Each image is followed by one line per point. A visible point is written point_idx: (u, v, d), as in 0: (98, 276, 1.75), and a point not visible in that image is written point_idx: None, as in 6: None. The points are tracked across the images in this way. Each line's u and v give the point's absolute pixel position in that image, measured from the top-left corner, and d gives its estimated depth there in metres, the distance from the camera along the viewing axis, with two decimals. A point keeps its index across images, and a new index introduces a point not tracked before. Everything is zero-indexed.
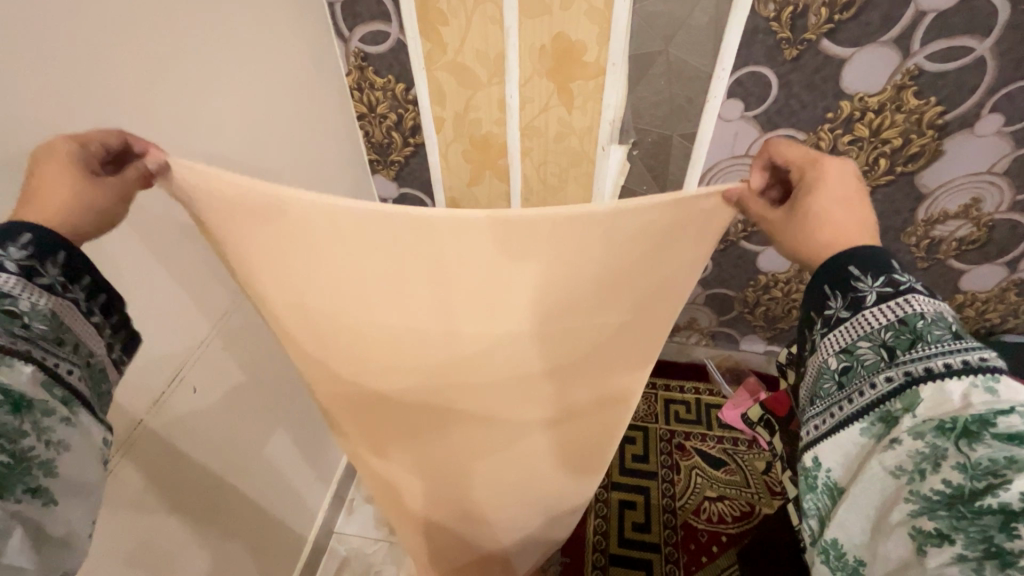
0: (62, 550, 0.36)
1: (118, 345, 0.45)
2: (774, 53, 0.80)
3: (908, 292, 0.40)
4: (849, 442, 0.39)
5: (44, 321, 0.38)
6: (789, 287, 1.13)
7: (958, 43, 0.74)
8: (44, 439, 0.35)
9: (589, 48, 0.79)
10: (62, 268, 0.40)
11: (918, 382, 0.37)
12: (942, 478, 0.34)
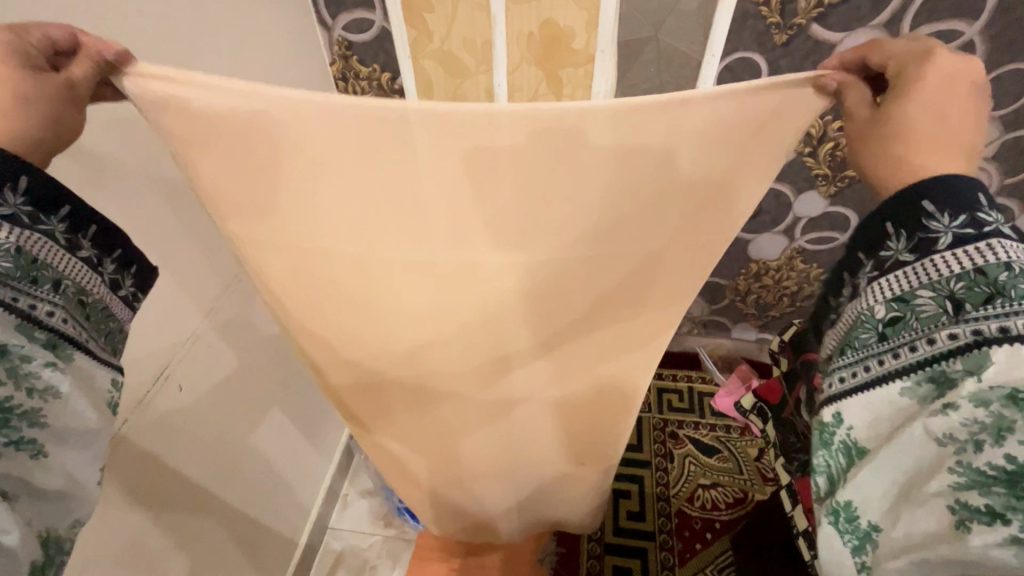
0: (61, 499, 0.35)
1: (117, 276, 0.42)
2: (764, 38, 0.79)
3: (991, 235, 0.35)
4: (886, 401, 0.36)
5: (10, 258, 0.34)
6: (780, 275, 1.13)
7: (948, 26, 0.73)
8: (26, 388, 0.33)
9: (578, 35, 0.78)
10: (27, 196, 0.36)
11: (989, 343, 0.32)
12: (1004, 453, 0.30)
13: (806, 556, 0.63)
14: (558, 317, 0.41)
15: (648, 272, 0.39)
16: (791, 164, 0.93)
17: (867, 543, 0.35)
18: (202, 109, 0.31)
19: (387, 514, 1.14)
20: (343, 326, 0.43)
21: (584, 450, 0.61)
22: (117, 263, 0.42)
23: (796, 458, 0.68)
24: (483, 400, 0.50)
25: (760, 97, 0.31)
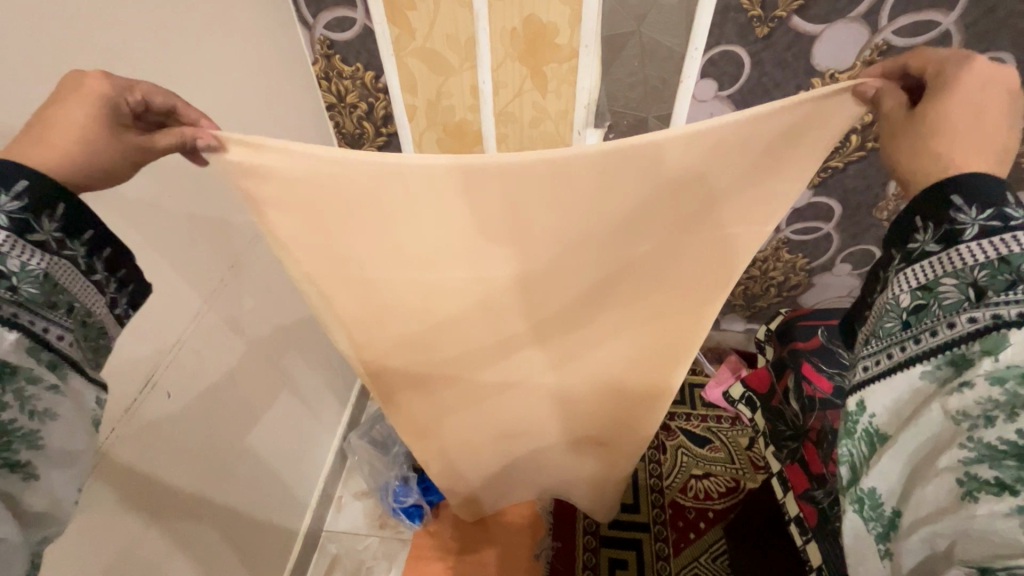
0: (40, 517, 0.35)
1: (121, 297, 0.43)
2: (746, 31, 0.79)
3: (1017, 228, 0.34)
4: (907, 388, 0.37)
5: (36, 284, 0.35)
6: (767, 266, 1.15)
7: (925, 18, 0.74)
8: (28, 410, 0.34)
9: (562, 30, 0.78)
10: (60, 223, 0.37)
11: (1007, 325, 0.33)
12: (1016, 428, 0.31)
13: (795, 541, 0.64)
14: (601, 290, 0.48)
15: (685, 251, 0.45)
16: None
17: (890, 530, 0.37)
18: (278, 165, 0.38)
19: (383, 514, 1.14)
20: (406, 299, 0.48)
21: (623, 421, 0.69)
22: (125, 286, 0.43)
23: (786, 447, 0.69)
24: (530, 366, 0.57)
25: (780, 117, 0.36)
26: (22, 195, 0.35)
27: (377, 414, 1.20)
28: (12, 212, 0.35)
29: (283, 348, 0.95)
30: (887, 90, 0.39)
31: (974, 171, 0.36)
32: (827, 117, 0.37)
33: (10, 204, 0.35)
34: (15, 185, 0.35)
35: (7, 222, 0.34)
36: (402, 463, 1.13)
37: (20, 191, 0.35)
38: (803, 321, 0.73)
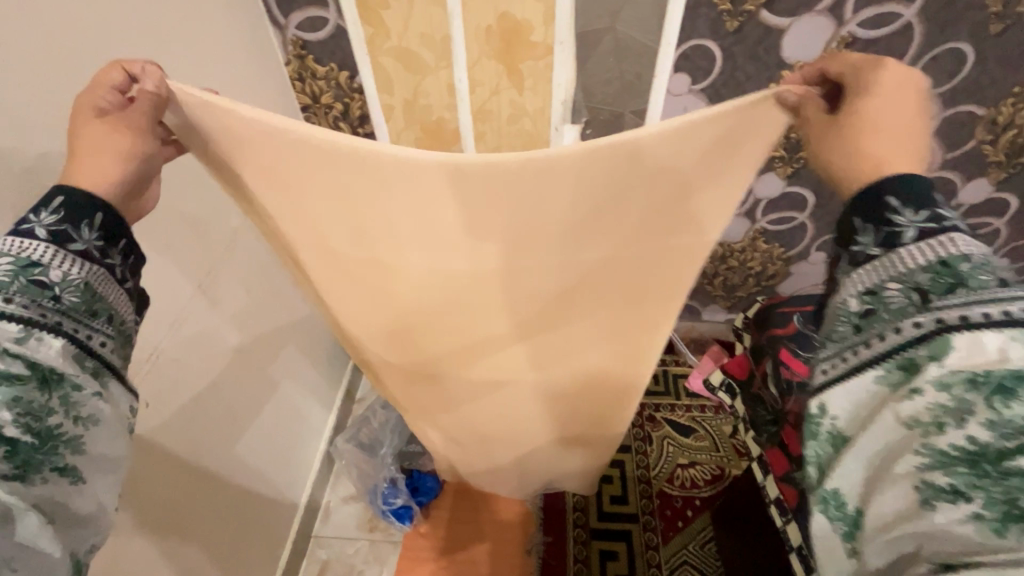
0: (89, 529, 0.35)
1: (143, 307, 0.45)
2: (716, 25, 0.81)
3: (952, 230, 0.35)
4: (863, 390, 0.36)
5: (77, 292, 0.38)
6: (745, 256, 1.17)
7: (889, 10, 0.77)
8: (73, 415, 0.36)
9: (536, 27, 0.78)
10: (98, 232, 0.41)
11: (950, 329, 0.32)
12: (966, 434, 0.30)
13: (776, 522, 0.66)
14: (569, 288, 0.48)
15: (651, 252, 0.45)
16: None
17: (856, 530, 0.35)
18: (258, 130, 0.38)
19: (373, 518, 1.13)
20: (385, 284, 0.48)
21: (600, 414, 0.70)
22: (140, 294, 0.45)
23: (766, 431, 0.71)
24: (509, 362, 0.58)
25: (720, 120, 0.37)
26: (59, 209, 0.40)
27: (362, 417, 1.18)
28: (52, 226, 0.39)
29: (266, 353, 0.93)
30: (810, 97, 0.41)
31: (908, 172, 0.38)
32: (760, 121, 0.38)
33: (49, 220, 0.39)
34: (53, 202, 0.40)
35: (47, 236, 0.38)
36: (389, 465, 1.12)
37: (58, 207, 0.40)
38: (780, 308, 0.75)
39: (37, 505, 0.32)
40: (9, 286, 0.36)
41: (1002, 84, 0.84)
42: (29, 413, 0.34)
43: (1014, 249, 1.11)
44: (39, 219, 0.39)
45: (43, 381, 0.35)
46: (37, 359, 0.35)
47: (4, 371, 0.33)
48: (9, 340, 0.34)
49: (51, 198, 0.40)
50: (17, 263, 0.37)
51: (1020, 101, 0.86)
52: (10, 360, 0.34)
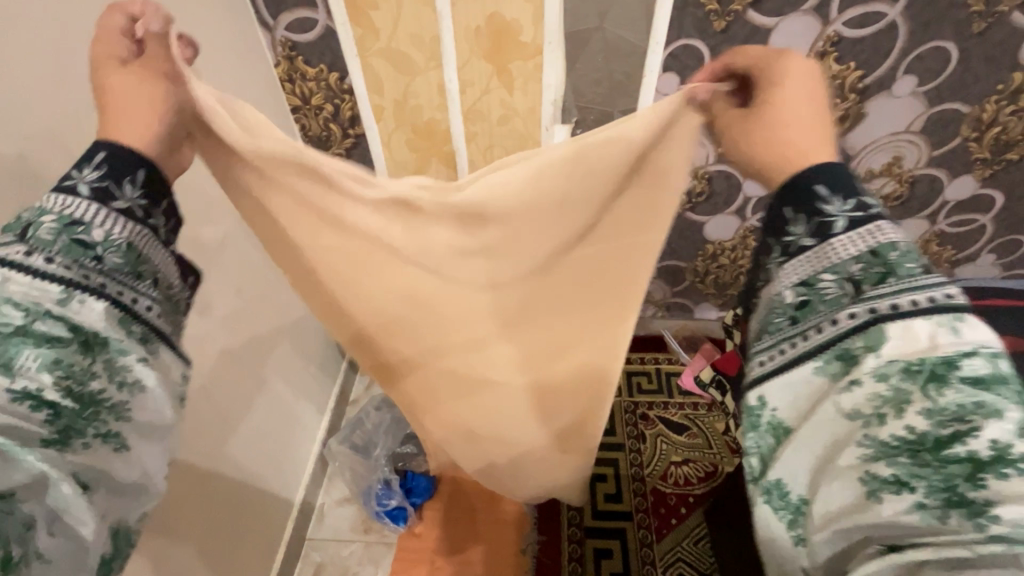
0: (133, 489, 0.38)
1: (188, 271, 0.46)
2: (704, 25, 0.81)
3: (876, 216, 0.37)
4: (804, 380, 0.36)
5: (120, 253, 0.39)
6: (735, 254, 1.17)
7: (874, 9, 0.77)
8: (117, 380, 0.37)
9: (524, 27, 0.79)
10: (141, 190, 0.41)
11: (884, 319, 0.34)
12: (905, 424, 0.31)
13: None
14: (544, 270, 0.55)
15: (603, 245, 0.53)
16: None
17: (799, 517, 0.36)
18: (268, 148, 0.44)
19: (367, 520, 1.13)
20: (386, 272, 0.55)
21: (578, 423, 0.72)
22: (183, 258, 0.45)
23: None
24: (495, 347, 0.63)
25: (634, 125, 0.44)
26: (102, 165, 0.39)
27: (356, 420, 1.20)
28: (96, 183, 0.39)
29: (258, 355, 0.93)
30: (717, 93, 0.45)
31: (822, 166, 0.39)
32: (682, 130, 0.45)
33: (92, 175, 0.39)
34: (95, 159, 0.40)
35: (89, 193, 0.39)
36: (383, 467, 1.12)
37: (99, 162, 0.40)
38: None
39: (75, 472, 0.34)
40: (53, 245, 0.36)
41: (985, 82, 0.85)
42: (72, 377, 0.34)
43: (1001, 245, 1.12)
44: (81, 176, 0.39)
45: (86, 345, 0.36)
46: (79, 321, 0.36)
47: (47, 334, 0.34)
48: (52, 302, 0.35)
49: (94, 155, 0.40)
50: (61, 221, 0.37)
51: (1003, 98, 0.87)
52: (52, 322, 0.35)
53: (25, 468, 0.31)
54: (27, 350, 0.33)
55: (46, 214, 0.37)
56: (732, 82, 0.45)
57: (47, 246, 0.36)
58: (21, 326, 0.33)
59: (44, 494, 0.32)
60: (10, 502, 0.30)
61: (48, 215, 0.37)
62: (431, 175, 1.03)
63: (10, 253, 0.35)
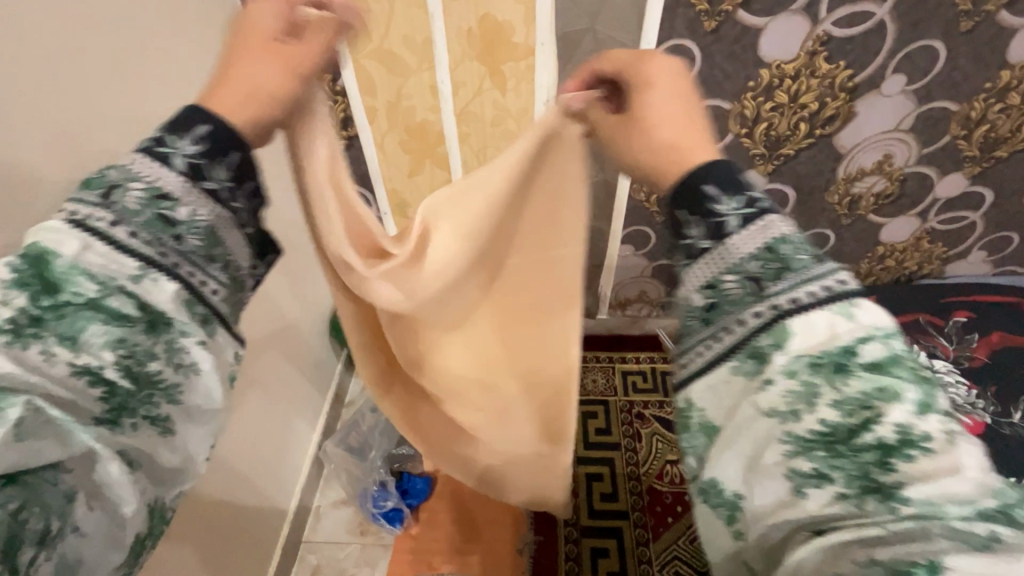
0: (175, 471, 0.37)
1: (264, 253, 0.42)
2: (695, 25, 0.82)
3: (767, 212, 0.35)
4: (723, 383, 0.35)
5: (200, 236, 0.37)
6: None
7: (861, 9, 0.78)
8: (175, 363, 0.36)
9: (517, 28, 0.78)
10: (230, 171, 0.38)
11: (786, 315, 0.33)
12: (819, 418, 0.31)
13: None
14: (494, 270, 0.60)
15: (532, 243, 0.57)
16: (729, 146, 0.96)
17: (736, 512, 0.35)
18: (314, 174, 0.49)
19: (363, 521, 1.13)
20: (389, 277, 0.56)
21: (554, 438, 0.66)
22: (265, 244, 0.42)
23: None
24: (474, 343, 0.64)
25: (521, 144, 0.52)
26: (203, 140, 0.37)
27: (351, 421, 1.19)
28: (192, 158, 0.37)
29: (251, 358, 0.93)
30: (593, 102, 0.49)
31: (705, 162, 0.39)
32: (567, 137, 0.51)
33: (189, 148, 0.37)
34: (197, 129, 0.37)
35: (183, 167, 0.36)
36: (380, 468, 1.13)
37: (200, 134, 0.37)
38: None
39: (122, 451, 0.34)
40: (136, 218, 0.35)
41: (974, 80, 0.86)
42: (132, 356, 0.34)
43: (990, 241, 1.13)
44: (180, 146, 0.36)
45: (151, 326, 0.35)
46: (148, 301, 0.35)
47: (116, 311, 0.33)
48: (125, 278, 0.34)
49: (195, 124, 0.37)
50: (150, 192, 0.35)
51: (991, 96, 0.88)
52: (124, 299, 0.34)
53: (74, 445, 0.32)
54: (93, 326, 0.33)
55: (134, 181, 0.35)
56: (602, 91, 0.49)
57: (131, 218, 0.35)
58: (92, 301, 0.33)
59: (92, 470, 0.33)
60: (57, 471, 0.32)
61: (136, 184, 0.35)
62: (426, 176, 1.03)
63: (97, 219, 0.34)
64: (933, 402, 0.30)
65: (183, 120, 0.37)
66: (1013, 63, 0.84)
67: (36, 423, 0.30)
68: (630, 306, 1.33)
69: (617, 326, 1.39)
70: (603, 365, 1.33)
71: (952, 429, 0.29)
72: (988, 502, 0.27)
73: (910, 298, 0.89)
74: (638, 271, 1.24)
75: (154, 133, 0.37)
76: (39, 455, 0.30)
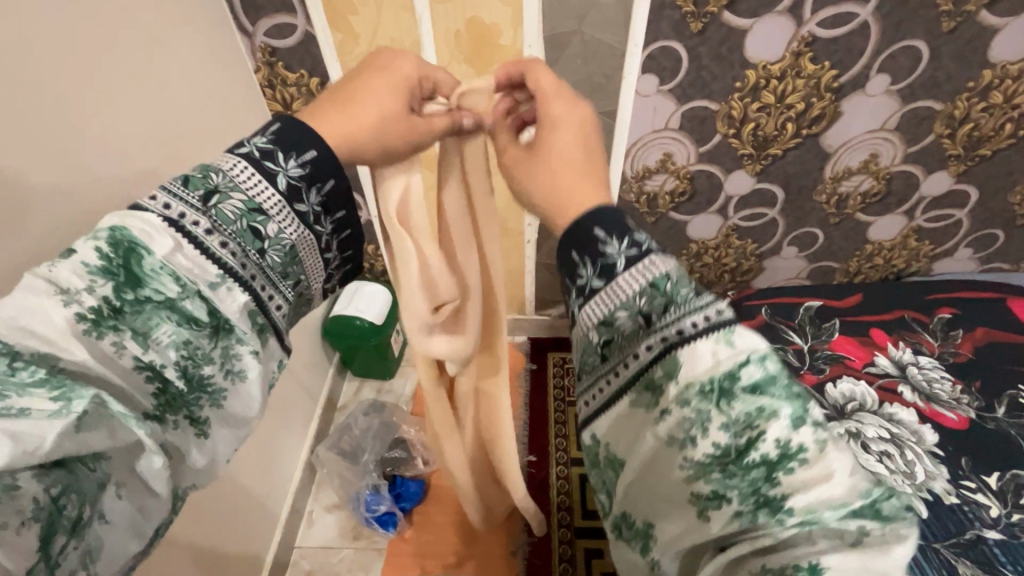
0: (196, 470, 0.41)
1: (337, 279, 0.49)
2: (681, 27, 0.82)
3: (649, 251, 0.38)
4: (627, 415, 0.39)
5: (281, 252, 0.43)
6: (719, 252, 1.19)
7: (845, 9, 0.79)
8: (225, 368, 0.40)
9: (504, 31, 0.82)
10: (319, 198, 0.45)
11: (675, 348, 0.36)
12: (711, 442, 0.34)
13: None
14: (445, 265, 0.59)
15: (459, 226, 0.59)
16: (718, 146, 0.97)
17: (649, 540, 0.39)
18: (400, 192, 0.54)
19: (356, 526, 1.12)
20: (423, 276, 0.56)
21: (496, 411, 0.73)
22: (341, 266, 0.49)
23: None
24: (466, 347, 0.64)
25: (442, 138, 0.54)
26: (306, 164, 0.44)
27: (343, 425, 1.21)
28: (292, 179, 0.43)
29: None
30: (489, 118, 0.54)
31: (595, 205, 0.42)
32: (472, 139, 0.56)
33: (293, 170, 0.43)
34: (305, 155, 0.44)
35: (282, 188, 0.43)
36: (372, 472, 1.13)
37: (305, 160, 0.44)
38: (747, 302, 0.89)
39: (164, 441, 0.38)
40: (229, 226, 0.40)
41: (956, 79, 0.87)
42: (191, 357, 0.38)
43: (976, 239, 1.15)
44: (284, 165, 0.43)
45: (214, 331, 0.39)
46: (219, 308, 0.39)
47: (188, 314, 0.38)
48: (205, 283, 0.39)
49: (305, 149, 0.44)
50: (248, 206, 0.41)
51: (974, 95, 0.89)
52: (199, 303, 0.39)
53: (122, 437, 0.33)
54: (166, 326, 0.37)
55: (235, 191, 0.41)
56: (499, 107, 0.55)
57: (225, 226, 0.40)
58: (171, 300, 0.38)
59: (133, 464, 0.35)
60: (97, 460, 0.33)
61: (238, 195, 0.41)
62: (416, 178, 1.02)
63: (194, 223, 0.39)
64: (804, 413, 0.33)
65: (290, 139, 0.44)
66: (995, 62, 0.85)
67: (96, 416, 0.32)
68: None
69: None
70: None
71: (822, 435, 0.32)
72: (857, 501, 0.30)
73: (895, 298, 0.90)
74: None
75: (263, 145, 0.43)
76: (93, 445, 0.32)
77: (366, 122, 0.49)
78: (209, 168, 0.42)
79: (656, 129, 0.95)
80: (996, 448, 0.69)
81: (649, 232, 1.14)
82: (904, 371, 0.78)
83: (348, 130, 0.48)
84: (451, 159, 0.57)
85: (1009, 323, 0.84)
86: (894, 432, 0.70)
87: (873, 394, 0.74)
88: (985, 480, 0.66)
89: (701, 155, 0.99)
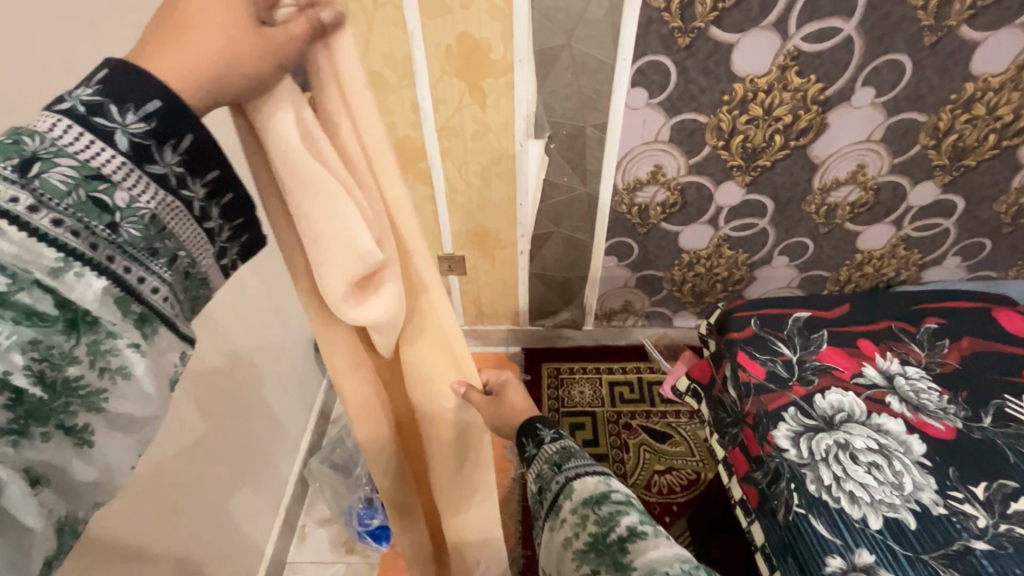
0: (92, 486, 0.28)
1: (235, 251, 0.35)
2: (669, 42, 0.83)
3: (562, 435, 0.54)
4: (546, 540, 0.46)
5: (141, 226, 0.28)
6: (710, 262, 1.19)
7: (829, 24, 0.81)
8: (99, 367, 0.27)
9: (495, 45, 0.83)
10: (182, 158, 0.30)
11: (572, 479, 0.47)
12: (588, 534, 0.42)
13: (743, 522, 0.75)
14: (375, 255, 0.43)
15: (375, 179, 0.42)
16: (707, 157, 0.98)
17: None
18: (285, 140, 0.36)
19: (350, 539, 1.12)
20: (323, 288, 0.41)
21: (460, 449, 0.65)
22: (239, 237, 0.35)
23: (728, 432, 0.80)
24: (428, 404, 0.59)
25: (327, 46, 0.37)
26: (151, 117, 0.28)
27: (336, 437, 1.18)
28: (138, 137, 0.28)
29: (241, 377, 0.92)
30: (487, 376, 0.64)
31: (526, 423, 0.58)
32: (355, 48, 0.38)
33: (134, 123, 0.28)
34: (145, 106, 0.28)
35: (127, 147, 0.28)
36: (365, 485, 1.12)
37: (149, 111, 0.28)
38: (737, 312, 0.88)
39: (27, 469, 0.25)
40: (62, 200, 0.26)
41: (939, 92, 0.88)
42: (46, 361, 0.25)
43: (964, 248, 1.16)
44: (121, 121, 0.27)
45: (73, 324, 0.26)
46: (71, 299, 0.26)
47: (28, 308, 0.25)
48: (41, 271, 0.25)
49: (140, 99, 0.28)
50: (81, 170, 0.26)
51: (958, 107, 0.90)
52: (39, 295, 0.25)
53: None
54: None
55: (59, 156, 0.26)
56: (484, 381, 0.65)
57: (55, 201, 0.26)
58: None
59: None
60: None
61: (64, 159, 0.26)
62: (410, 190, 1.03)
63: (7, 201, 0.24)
64: (651, 523, 0.43)
65: (121, 85, 0.28)
66: (977, 76, 0.86)
67: None
68: (615, 317, 1.34)
69: (605, 338, 1.40)
70: (590, 377, 1.34)
71: (663, 532, 0.41)
72: (678, 564, 0.38)
73: (883, 306, 0.90)
74: (622, 282, 1.25)
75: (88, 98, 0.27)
76: None
77: (210, 48, 0.31)
78: (21, 131, 0.26)
79: (647, 142, 0.96)
80: (986, 459, 0.69)
81: (641, 242, 1.15)
82: (892, 382, 0.78)
83: (176, 62, 0.30)
84: (334, 80, 0.39)
85: (994, 332, 0.85)
86: (882, 442, 0.71)
87: (862, 404, 0.75)
88: (973, 489, 0.67)
89: (691, 167, 1.00)
